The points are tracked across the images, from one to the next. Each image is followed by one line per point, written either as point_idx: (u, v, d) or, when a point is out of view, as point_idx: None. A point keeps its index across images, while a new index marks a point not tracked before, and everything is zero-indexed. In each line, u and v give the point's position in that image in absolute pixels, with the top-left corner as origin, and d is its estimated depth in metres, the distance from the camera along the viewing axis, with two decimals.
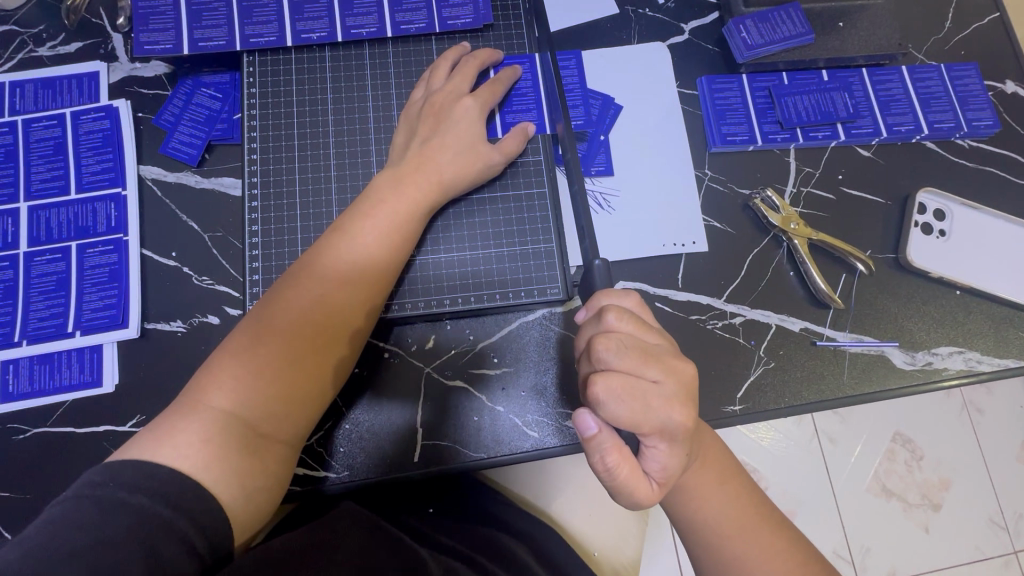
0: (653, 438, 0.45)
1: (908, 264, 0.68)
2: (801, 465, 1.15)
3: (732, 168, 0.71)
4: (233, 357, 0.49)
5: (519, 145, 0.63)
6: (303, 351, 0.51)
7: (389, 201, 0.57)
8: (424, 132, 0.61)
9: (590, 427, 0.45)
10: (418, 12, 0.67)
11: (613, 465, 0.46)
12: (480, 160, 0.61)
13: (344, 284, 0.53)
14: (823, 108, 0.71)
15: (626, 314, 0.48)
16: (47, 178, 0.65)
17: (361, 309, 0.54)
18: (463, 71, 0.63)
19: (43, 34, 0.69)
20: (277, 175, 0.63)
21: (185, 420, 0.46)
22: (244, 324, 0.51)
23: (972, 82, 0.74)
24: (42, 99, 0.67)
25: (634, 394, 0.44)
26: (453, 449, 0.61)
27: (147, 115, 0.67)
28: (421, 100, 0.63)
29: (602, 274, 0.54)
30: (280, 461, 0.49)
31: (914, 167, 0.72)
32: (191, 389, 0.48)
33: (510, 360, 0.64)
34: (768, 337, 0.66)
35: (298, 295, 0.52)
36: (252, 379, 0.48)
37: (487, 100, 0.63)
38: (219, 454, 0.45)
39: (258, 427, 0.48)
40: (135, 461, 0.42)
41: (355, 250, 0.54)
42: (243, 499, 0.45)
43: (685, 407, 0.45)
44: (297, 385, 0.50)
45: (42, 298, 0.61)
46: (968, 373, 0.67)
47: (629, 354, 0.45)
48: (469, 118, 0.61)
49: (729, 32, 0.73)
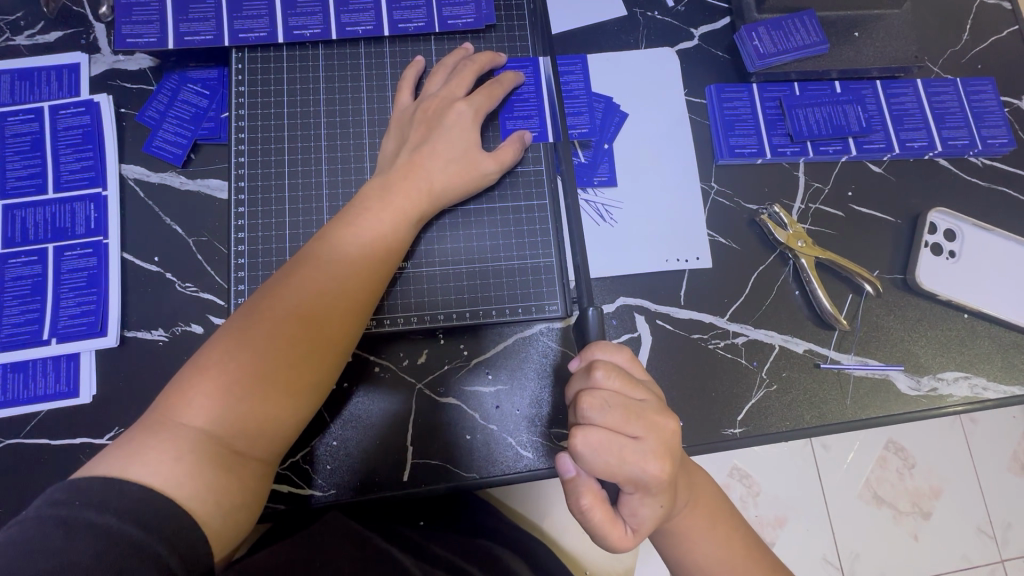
0: (628, 488, 0.45)
1: (916, 285, 0.66)
2: (791, 471, 1.14)
3: (739, 180, 0.69)
4: (204, 371, 0.46)
5: (515, 155, 0.60)
6: (275, 362, 0.48)
7: (374, 208, 0.54)
8: (415, 139, 0.58)
9: (568, 470, 0.46)
10: (417, 10, 0.64)
11: (587, 508, 0.46)
12: (473, 167, 0.59)
13: (324, 293, 0.51)
14: (835, 122, 0.69)
15: (615, 371, 0.47)
16: (23, 176, 0.61)
17: (342, 319, 0.51)
18: (462, 75, 0.61)
19: (20, 22, 0.65)
20: (266, 179, 0.60)
21: (156, 436, 0.44)
22: (218, 335, 0.49)
23: (988, 98, 0.72)
24: (19, 90, 0.64)
25: (610, 448, 0.44)
26: (443, 468, 0.59)
27: (130, 111, 0.64)
28: (413, 104, 0.61)
29: (595, 321, 0.54)
30: (258, 478, 0.47)
31: (926, 185, 0.70)
32: (162, 405, 0.45)
33: (505, 377, 0.62)
34: (771, 359, 0.64)
35: (277, 304, 0.49)
36: (225, 395, 0.46)
37: (483, 105, 0.60)
38: (193, 471, 0.43)
39: (233, 444, 0.45)
40: (103, 479, 0.40)
41: (337, 258, 0.52)
42: (221, 515, 0.43)
43: (662, 462, 0.44)
44: (272, 402, 0.47)
45: (17, 303, 0.59)
46: (974, 399, 0.65)
47: (613, 412, 0.44)
48: (464, 124, 0.59)
49: (741, 39, 0.70)
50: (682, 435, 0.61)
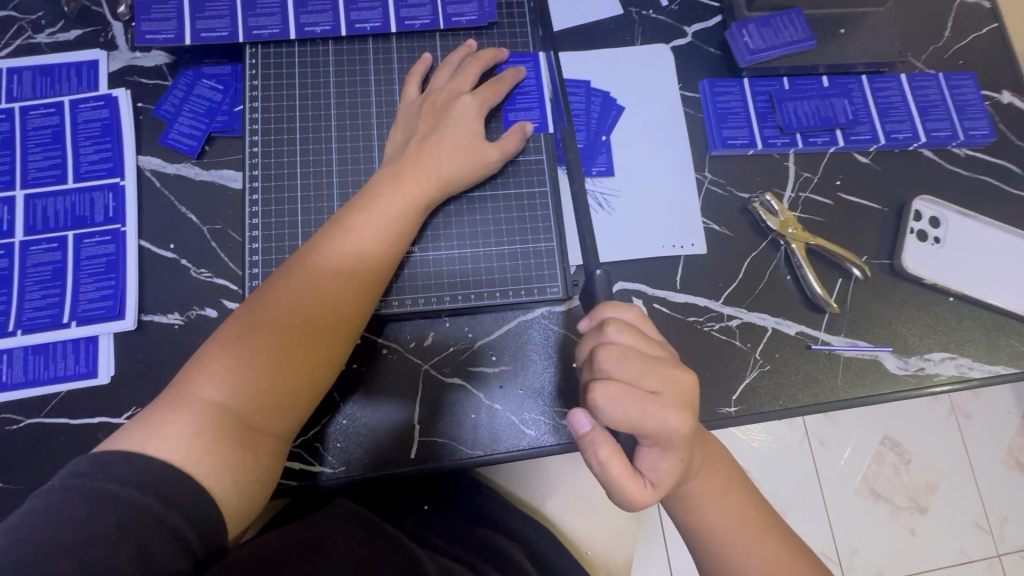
0: (650, 441, 0.47)
1: (902, 270, 0.69)
2: (788, 463, 1.16)
3: (732, 171, 0.72)
4: (222, 351, 0.49)
5: (518, 143, 0.63)
6: (290, 343, 0.50)
7: (386, 195, 0.57)
8: (423, 130, 0.61)
9: (583, 425, 0.47)
10: (423, 8, 0.67)
11: (605, 460, 0.47)
12: (479, 156, 0.61)
13: (337, 277, 0.53)
14: (822, 114, 0.72)
15: (627, 328, 0.49)
16: (43, 167, 0.64)
17: (352, 302, 0.53)
18: (468, 70, 0.64)
19: (41, 20, 0.68)
20: (279, 168, 0.63)
21: (174, 412, 0.46)
22: (236, 315, 0.51)
23: (970, 92, 0.75)
24: (40, 85, 0.66)
25: (632, 400, 0.46)
26: (449, 446, 0.61)
27: (147, 105, 0.67)
28: (420, 97, 0.63)
29: (602, 284, 0.55)
30: (271, 454, 0.49)
31: (911, 175, 0.73)
32: (183, 382, 0.48)
33: (508, 358, 0.64)
34: (764, 340, 0.67)
35: (292, 286, 0.52)
36: (243, 373, 0.48)
37: (487, 100, 0.64)
38: (209, 447, 0.45)
39: (249, 420, 0.48)
40: (125, 454, 0.42)
41: (349, 244, 0.54)
42: (235, 490, 0.45)
43: (681, 415, 0.47)
44: (286, 379, 0.49)
45: (39, 288, 0.61)
46: (960, 378, 0.68)
47: (630, 365, 0.47)
48: (470, 116, 0.62)
49: (732, 36, 0.74)
50: None
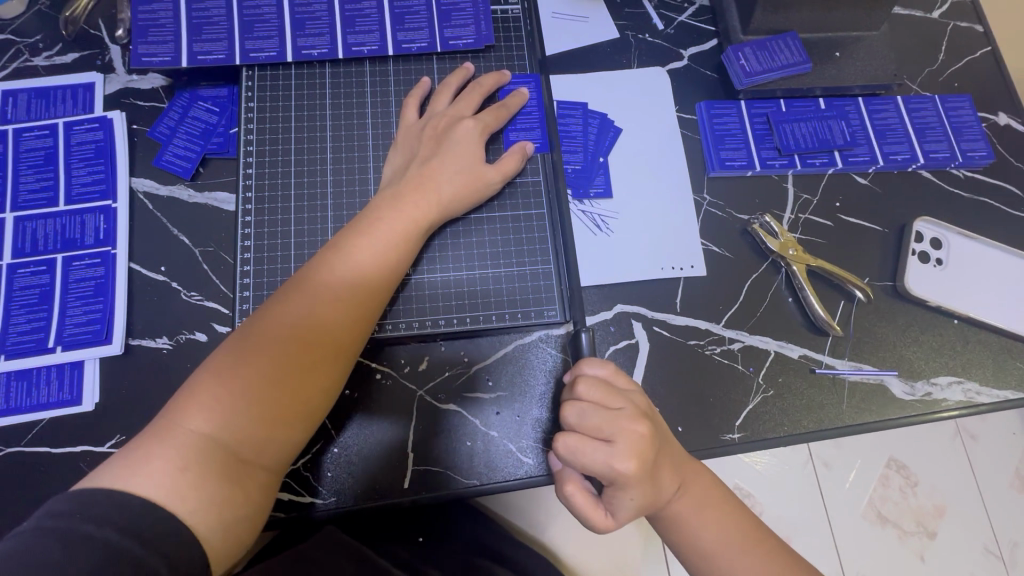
0: (609, 486, 0.47)
1: (905, 292, 0.68)
2: (792, 486, 1.14)
3: (730, 192, 0.71)
4: (214, 379, 0.47)
5: (518, 165, 0.63)
6: (284, 370, 0.48)
7: (386, 218, 0.56)
8: (423, 154, 0.60)
9: (547, 464, 0.49)
10: (420, 31, 0.67)
11: (569, 495, 0.49)
12: (478, 179, 0.61)
13: (334, 302, 0.52)
14: (820, 135, 0.72)
15: (595, 382, 0.49)
16: (35, 189, 0.63)
17: (351, 327, 0.52)
18: (468, 97, 0.64)
19: (39, 44, 0.69)
20: (273, 190, 0.62)
21: (161, 445, 0.44)
22: (230, 340, 0.50)
23: (966, 114, 0.76)
24: (35, 108, 0.66)
25: (583, 448, 0.47)
26: (444, 475, 0.59)
27: (142, 127, 0.66)
28: (420, 122, 0.63)
29: (588, 342, 0.60)
30: (263, 489, 0.47)
31: (910, 196, 0.73)
32: (171, 410, 0.46)
33: (505, 383, 0.62)
34: (767, 364, 0.65)
35: (288, 311, 0.50)
36: (236, 401, 0.46)
37: (489, 125, 0.63)
38: (196, 482, 0.43)
39: (239, 452, 0.46)
40: (104, 490, 0.40)
41: (347, 268, 0.53)
42: (221, 529, 0.43)
43: (635, 464, 0.46)
44: (281, 409, 0.48)
45: (24, 311, 0.59)
46: (968, 403, 0.66)
47: (587, 415, 0.48)
48: (471, 141, 0.61)
49: (728, 59, 0.74)
50: (682, 441, 0.62)
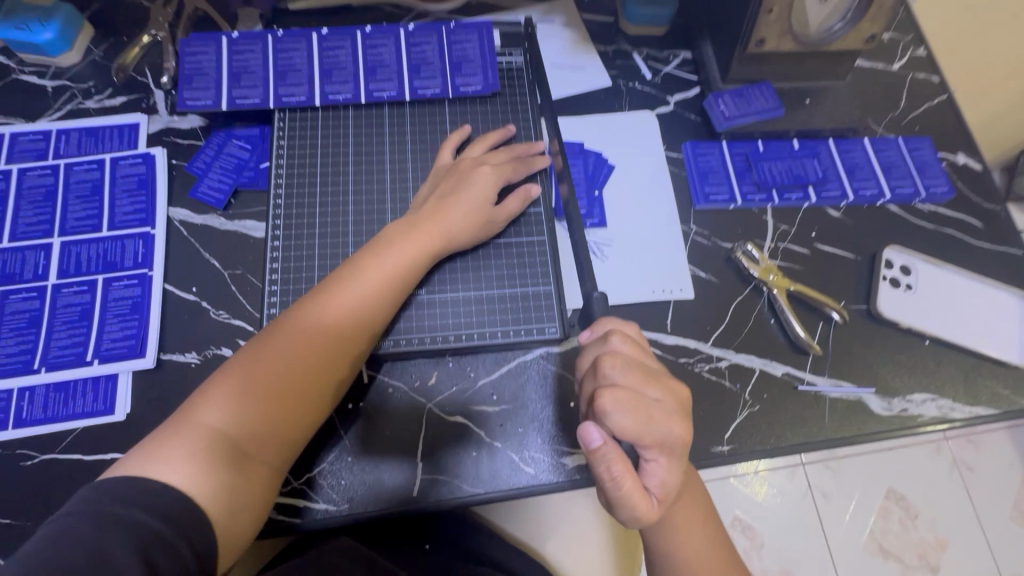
0: (653, 450, 0.49)
1: (879, 314, 0.73)
2: (794, 523, 1.25)
3: (715, 223, 0.78)
4: (233, 377, 0.53)
5: (520, 206, 0.69)
6: (294, 373, 0.54)
7: (398, 242, 0.62)
8: (443, 189, 0.67)
9: (594, 440, 0.47)
10: (434, 79, 0.75)
11: (617, 475, 0.48)
12: (486, 216, 0.67)
13: (342, 312, 0.57)
14: (795, 172, 0.79)
15: (628, 339, 0.54)
16: (81, 217, 0.69)
17: (358, 340, 0.58)
18: (479, 148, 0.72)
19: (91, 89, 0.76)
20: (299, 218, 0.68)
21: (180, 434, 0.49)
22: (248, 345, 0.56)
23: (927, 153, 0.83)
24: (85, 144, 0.73)
25: (638, 407, 0.49)
26: (451, 484, 0.63)
27: (180, 162, 0.74)
28: (451, 162, 0.70)
29: (600, 303, 0.63)
30: (266, 481, 0.52)
31: (880, 227, 0.79)
32: (192, 409, 0.51)
33: (509, 397, 0.67)
34: (753, 381, 0.70)
35: (304, 320, 0.57)
36: (249, 399, 0.52)
37: (507, 176, 0.70)
38: (207, 470, 0.47)
39: (248, 446, 0.51)
40: (126, 477, 0.45)
41: (358, 283, 0.59)
42: (228, 515, 0.47)
43: (682, 422, 0.50)
44: (288, 407, 0.53)
45: (66, 327, 0.64)
46: (942, 418, 0.70)
47: (632, 374, 0.51)
48: (487, 185, 0.68)
49: (709, 105, 0.82)
50: None
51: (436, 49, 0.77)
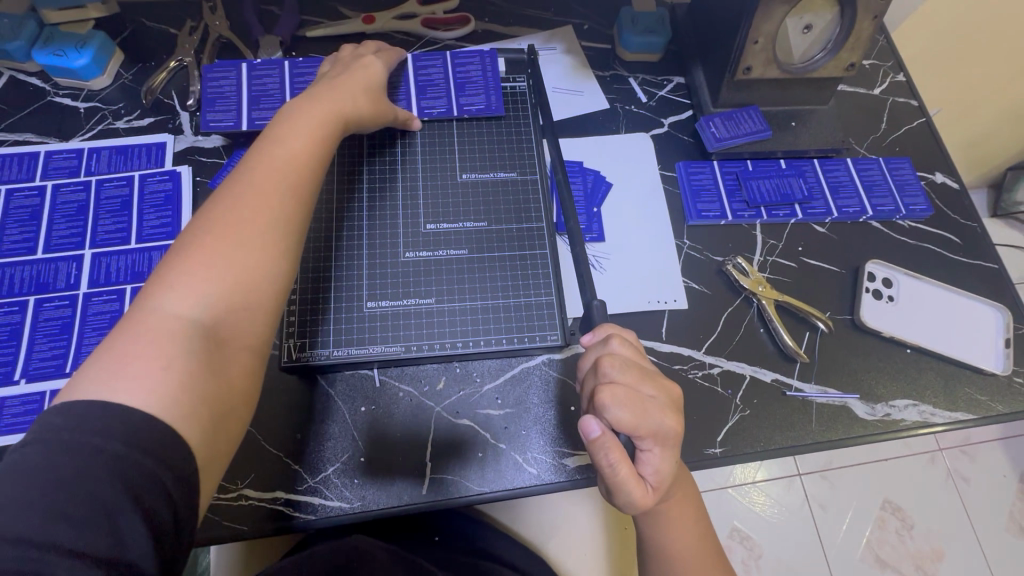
0: (648, 442, 0.53)
1: (862, 324, 0.78)
2: (793, 532, 1.27)
3: (707, 238, 0.83)
4: (174, 281, 0.50)
5: (405, 111, 0.77)
6: (241, 262, 0.53)
7: (304, 116, 0.64)
8: (329, 74, 0.71)
9: (592, 430, 0.52)
10: (439, 100, 0.81)
11: (614, 462, 0.51)
12: (381, 96, 0.73)
13: (263, 193, 0.56)
14: (782, 191, 0.84)
15: (628, 342, 0.58)
16: (111, 230, 0.74)
17: (308, 144, 0.62)
18: (366, 44, 0.78)
19: (121, 110, 0.82)
20: (315, 232, 0.73)
21: (135, 349, 0.46)
22: (178, 247, 0.52)
23: (907, 173, 0.88)
24: (115, 162, 0.78)
25: (633, 401, 0.52)
26: (459, 483, 0.67)
27: (204, 179, 0.78)
28: (330, 65, 0.75)
29: (600, 310, 0.67)
30: (243, 378, 0.51)
31: (863, 242, 0.84)
32: (133, 321, 0.48)
33: (512, 401, 0.71)
34: (743, 387, 0.74)
35: (229, 211, 0.55)
36: (200, 294, 0.50)
37: (386, 58, 0.78)
38: (180, 377, 0.46)
39: (215, 338, 0.50)
40: (101, 401, 0.42)
41: (274, 168, 0.58)
42: (209, 430, 0.46)
43: (675, 417, 0.54)
44: (246, 292, 0.52)
45: (95, 334, 0.68)
46: (924, 423, 0.74)
47: (629, 371, 0.54)
48: (371, 65, 0.74)
49: (701, 127, 0.87)
50: None
51: (441, 70, 0.82)
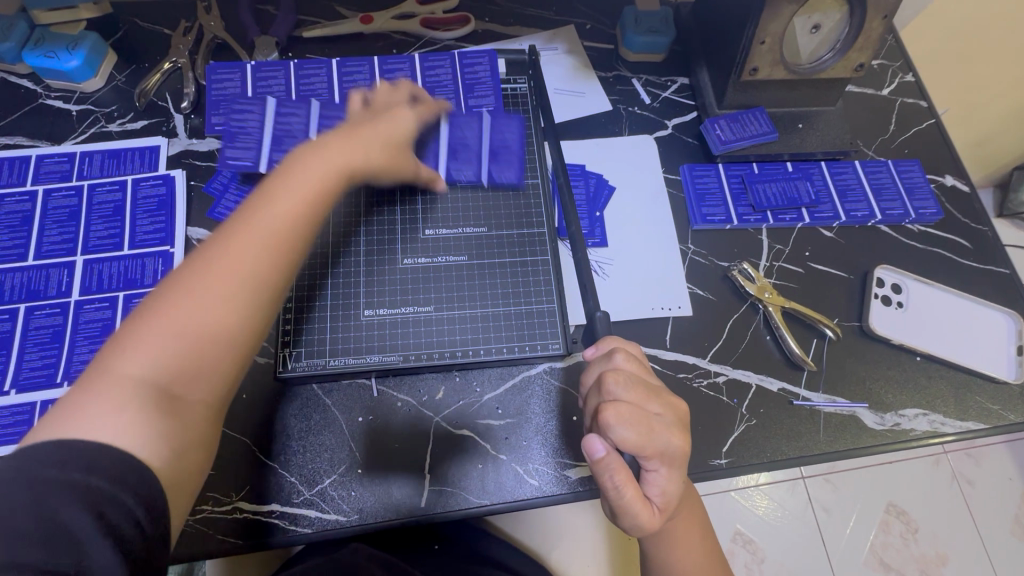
0: (654, 462, 0.52)
1: (870, 331, 0.76)
2: (798, 534, 1.26)
3: (712, 243, 0.81)
4: (141, 330, 0.46)
5: (432, 175, 0.71)
6: (209, 321, 0.48)
7: (317, 165, 0.57)
8: (357, 119, 0.66)
9: (597, 451, 0.50)
10: (448, 101, 0.79)
11: (618, 483, 0.50)
12: (406, 150, 0.66)
13: (250, 252, 0.51)
14: (789, 194, 0.82)
15: (632, 357, 0.56)
16: (103, 236, 0.72)
17: (314, 202, 0.55)
18: (402, 87, 0.72)
19: (114, 113, 0.80)
20: (312, 238, 0.71)
21: (93, 395, 0.43)
22: (154, 286, 0.49)
23: (916, 176, 0.86)
24: (108, 166, 0.76)
25: (641, 421, 0.50)
26: (459, 495, 0.65)
27: (198, 183, 0.77)
28: (364, 111, 0.69)
29: (602, 323, 0.66)
30: (200, 425, 0.48)
31: (871, 247, 0.82)
32: (99, 360, 0.46)
33: (513, 411, 0.69)
34: (749, 396, 0.72)
35: (209, 264, 0.49)
36: (165, 350, 0.46)
37: (421, 114, 0.70)
38: (135, 420, 0.43)
39: (171, 390, 0.46)
40: (54, 442, 0.40)
41: (272, 216, 0.53)
42: (172, 459, 0.44)
43: (682, 436, 0.52)
44: (211, 348, 0.48)
45: (87, 342, 0.67)
46: (934, 433, 0.72)
47: (635, 388, 0.52)
48: (403, 117, 0.67)
49: (706, 129, 0.85)
50: None
51: (450, 71, 0.81)
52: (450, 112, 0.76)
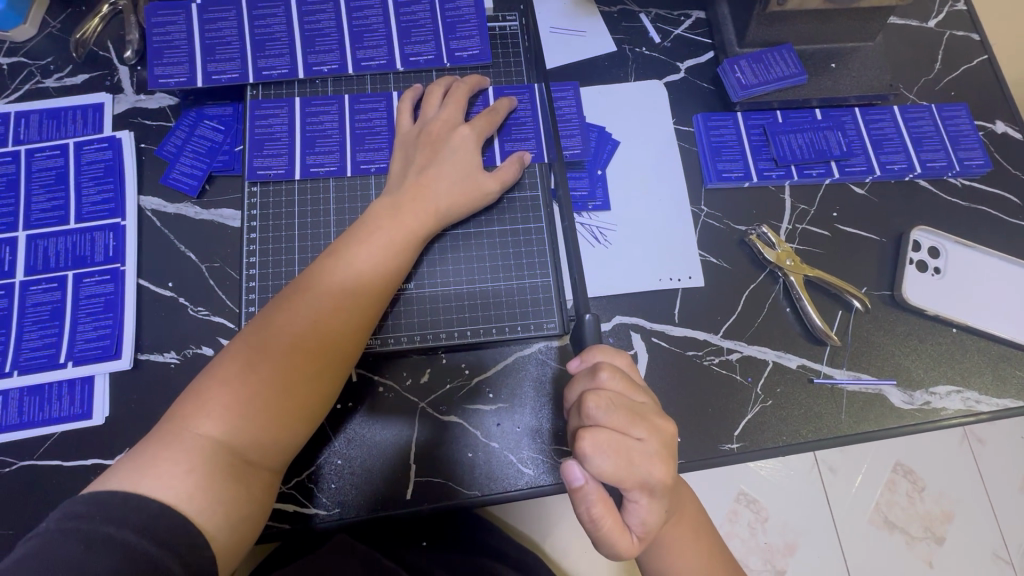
0: (635, 493, 0.46)
1: (903, 301, 0.68)
2: (803, 497, 1.16)
3: (727, 203, 0.72)
4: (219, 386, 0.49)
5: (516, 173, 0.63)
6: (286, 380, 0.50)
7: (385, 228, 0.58)
8: (421, 160, 0.61)
9: (576, 479, 0.45)
10: (427, 44, 0.69)
11: (595, 515, 0.46)
12: (477, 188, 0.62)
13: (333, 310, 0.53)
14: (817, 146, 0.72)
15: (619, 373, 0.49)
16: (47, 209, 0.65)
17: (387, 262, 0.57)
18: (456, 97, 0.64)
19: (50, 66, 0.70)
20: (276, 207, 0.64)
21: (170, 449, 0.45)
22: (237, 340, 0.52)
23: (963, 122, 0.76)
24: (47, 128, 0.68)
25: (620, 451, 0.45)
26: (446, 486, 0.60)
27: (150, 145, 0.68)
28: (414, 128, 0.64)
29: (591, 329, 0.55)
30: (264, 488, 0.49)
31: (907, 205, 0.73)
32: (178, 416, 0.47)
33: (505, 395, 0.63)
34: (765, 374, 0.66)
35: (292, 319, 0.52)
36: (242, 410, 0.48)
37: (482, 130, 0.64)
38: (203, 484, 0.44)
39: (244, 454, 0.48)
40: (123, 492, 0.42)
41: (348, 276, 0.55)
42: (230, 527, 0.45)
43: (666, 466, 0.46)
44: (284, 413, 0.50)
45: (36, 328, 0.61)
46: (967, 412, 0.66)
47: (617, 412, 0.46)
48: (468, 147, 0.62)
49: (724, 71, 0.74)
50: (680, 452, 0.62)
51: (427, 8, 0.70)
52: (490, 89, 0.68)
